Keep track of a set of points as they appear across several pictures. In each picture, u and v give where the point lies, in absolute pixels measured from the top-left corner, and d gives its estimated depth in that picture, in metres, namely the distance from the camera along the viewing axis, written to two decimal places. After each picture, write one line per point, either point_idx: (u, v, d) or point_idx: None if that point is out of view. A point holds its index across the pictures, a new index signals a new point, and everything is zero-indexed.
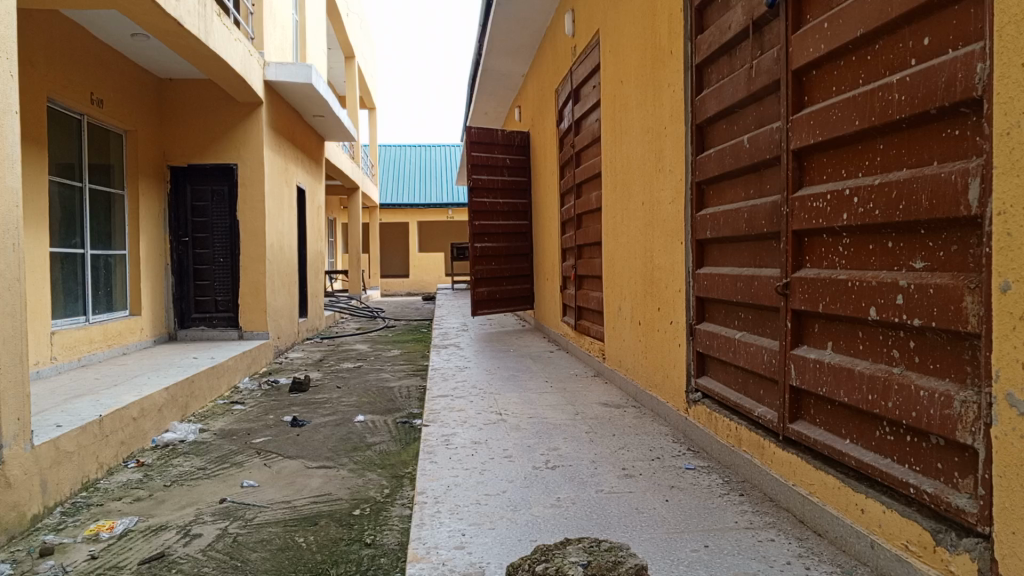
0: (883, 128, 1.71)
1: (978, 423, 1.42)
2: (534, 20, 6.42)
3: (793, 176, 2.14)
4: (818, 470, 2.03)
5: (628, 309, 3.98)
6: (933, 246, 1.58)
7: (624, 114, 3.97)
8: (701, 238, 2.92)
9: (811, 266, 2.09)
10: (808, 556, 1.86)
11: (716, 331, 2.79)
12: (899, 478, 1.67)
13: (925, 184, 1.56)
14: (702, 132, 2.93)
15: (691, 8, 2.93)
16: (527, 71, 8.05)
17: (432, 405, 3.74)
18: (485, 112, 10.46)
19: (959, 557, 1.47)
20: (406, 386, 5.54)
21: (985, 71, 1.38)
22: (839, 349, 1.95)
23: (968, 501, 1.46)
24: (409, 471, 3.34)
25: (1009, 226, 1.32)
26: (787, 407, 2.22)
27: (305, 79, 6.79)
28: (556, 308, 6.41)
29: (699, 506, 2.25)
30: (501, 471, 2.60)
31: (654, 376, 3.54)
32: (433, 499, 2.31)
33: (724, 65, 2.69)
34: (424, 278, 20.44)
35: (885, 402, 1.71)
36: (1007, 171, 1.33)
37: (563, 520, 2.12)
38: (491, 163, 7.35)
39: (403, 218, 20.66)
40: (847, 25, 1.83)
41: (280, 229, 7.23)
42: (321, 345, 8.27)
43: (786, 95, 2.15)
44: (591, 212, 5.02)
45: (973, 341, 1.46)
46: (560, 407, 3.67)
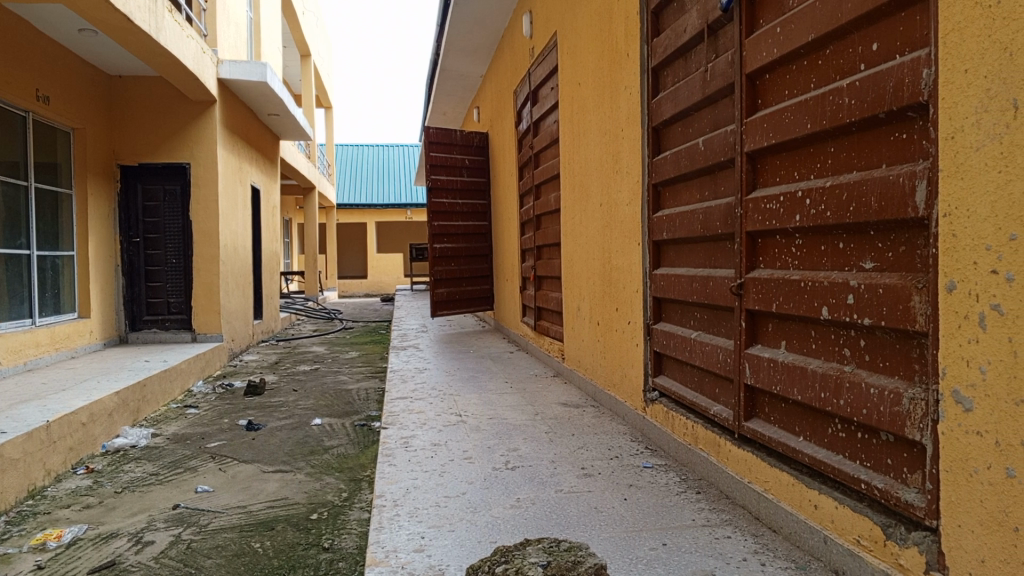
0: (834, 132, 1.75)
1: (926, 420, 1.46)
2: (492, 20, 6.42)
3: (747, 178, 2.18)
4: (773, 468, 2.07)
5: (587, 310, 4.00)
6: (882, 247, 1.61)
7: (582, 116, 3.99)
8: (657, 239, 2.96)
9: (765, 267, 2.12)
10: (763, 552, 1.89)
11: (672, 331, 2.82)
12: (850, 474, 1.71)
13: (874, 186, 1.59)
14: (658, 134, 2.96)
15: (648, 11, 2.96)
16: (485, 71, 8.04)
17: (390, 407, 3.72)
18: (443, 112, 10.42)
19: (909, 550, 1.50)
20: (364, 389, 5.49)
21: (931, 76, 1.42)
22: (793, 348, 1.98)
23: (916, 495, 1.50)
24: (368, 475, 3.31)
25: (955, 228, 1.36)
26: (742, 405, 2.25)
27: (260, 78, 6.69)
28: (515, 309, 6.41)
29: (657, 504, 2.27)
30: (460, 472, 2.59)
31: (612, 376, 3.57)
32: (392, 501, 2.29)
33: (680, 67, 2.72)
34: (383, 279, 20.29)
35: (837, 400, 1.75)
36: (951, 173, 1.37)
37: (523, 521, 2.12)
38: (450, 163, 7.33)
39: (361, 218, 20.47)
40: (798, 30, 1.87)
41: (234, 230, 7.10)
42: (277, 347, 8.15)
43: (740, 98, 2.18)
44: (550, 214, 5.03)
45: (921, 339, 1.50)
46: (519, 408, 3.67)
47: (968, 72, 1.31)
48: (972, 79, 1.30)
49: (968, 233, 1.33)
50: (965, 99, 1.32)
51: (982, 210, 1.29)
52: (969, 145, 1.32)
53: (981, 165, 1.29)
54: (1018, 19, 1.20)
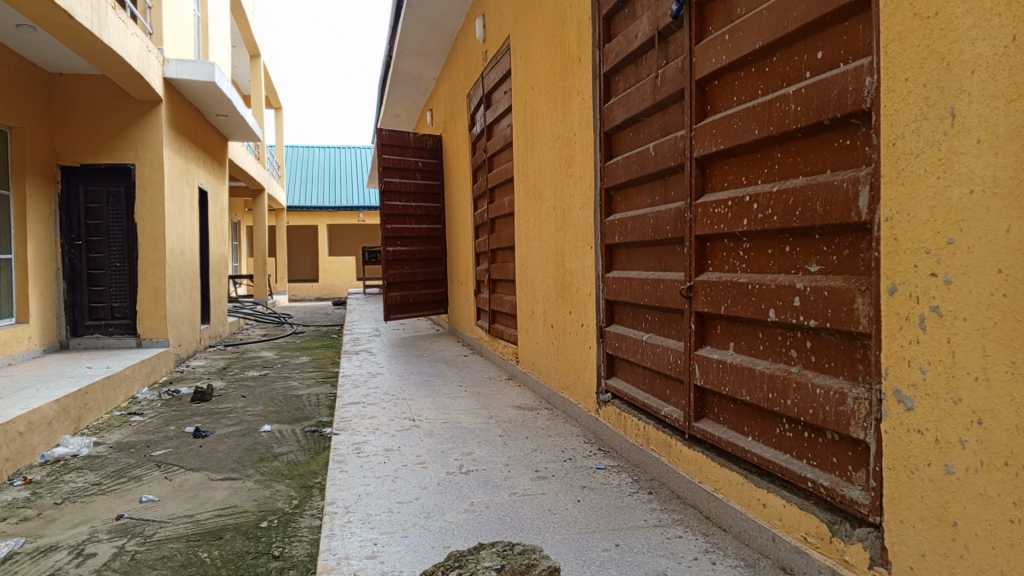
0: (781, 137, 1.79)
1: (869, 418, 1.49)
2: (445, 23, 6.41)
3: (696, 182, 2.21)
4: (723, 467, 2.10)
5: (541, 313, 4.01)
6: (827, 250, 1.65)
7: (534, 120, 4.00)
8: (609, 242, 2.98)
9: (713, 270, 2.15)
10: (713, 551, 1.92)
11: (625, 333, 2.85)
12: (798, 473, 1.74)
13: (820, 191, 1.63)
14: (610, 139, 2.98)
15: (599, 17, 2.99)
16: (439, 73, 8.02)
17: (342, 412, 3.68)
18: (396, 114, 10.36)
19: (854, 546, 1.54)
20: (316, 394, 5.42)
21: (874, 84, 1.46)
22: (741, 350, 2.02)
23: (860, 492, 1.54)
24: (319, 481, 3.26)
25: (896, 232, 1.40)
26: (692, 406, 2.28)
27: (208, 78, 6.56)
28: (469, 312, 6.41)
29: (609, 505, 2.28)
30: (413, 478, 2.57)
31: (566, 379, 3.58)
32: (343, 508, 2.26)
33: (631, 73, 2.75)
34: (334, 283, 20.09)
35: (784, 400, 1.79)
36: (892, 179, 1.40)
37: (476, 525, 2.11)
38: (403, 166, 7.29)
39: (312, 221, 20.24)
40: (746, 38, 1.90)
41: (180, 232, 6.94)
42: (225, 352, 7.99)
43: (689, 104, 2.22)
44: (504, 217, 5.03)
45: (864, 340, 1.54)
46: (473, 412, 3.66)
47: (908, 81, 1.35)
48: (912, 87, 1.34)
49: (909, 237, 1.36)
50: (905, 106, 1.36)
51: (922, 215, 1.33)
52: (909, 152, 1.36)
53: (921, 171, 1.33)
54: (956, 29, 1.24)
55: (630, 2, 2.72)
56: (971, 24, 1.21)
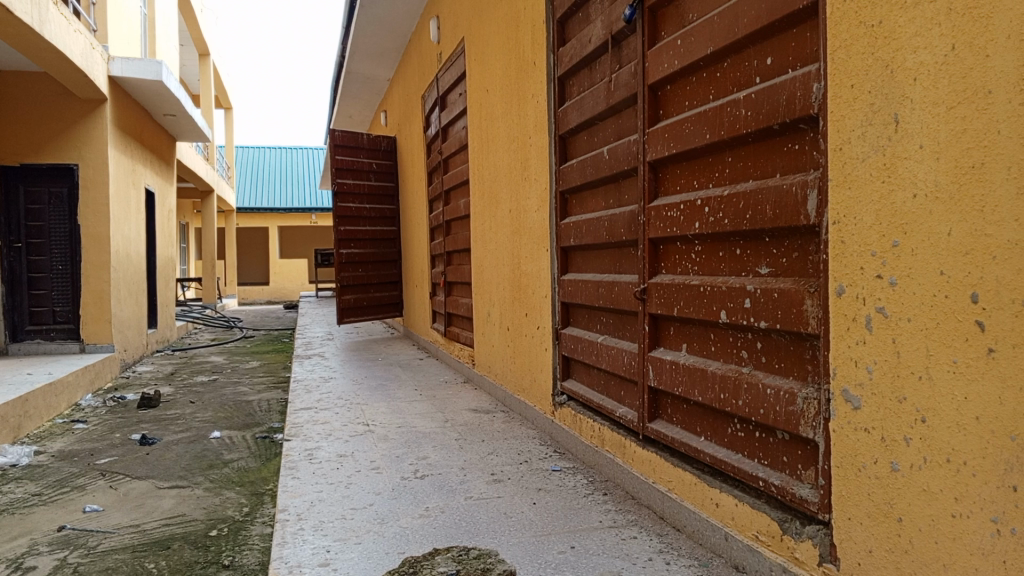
0: (731, 142, 1.82)
1: (818, 418, 1.52)
2: (399, 24, 6.37)
3: (649, 186, 2.23)
4: (676, 468, 2.12)
5: (497, 315, 4.00)
6: (776, 253, 1.68)
7: (489, 122, 4.00)
8: (565, 245, 2.99)
9: (666, 272, 2.17)
10: (668, 551, 1.93)
11: (580, 335, 2.86)
12: (749, 472, 1.77)
13: (769, 195, 1.66)
14: (565, 142, 3.00)
15: (554, 21, 3.00)
16: (392, 75, 7.97)
17: (294, 418, 3.62)
18: (350, 115, 10.25)
19: (804, 543, 1.57)
20: (267, 400, 5.32)
21: (821, 90, 1.49)
22: (693, 351, 2.04)
23: (810, 491, 1.57)
24: (270, 488, 3.21)
25: (843, 235, 1.43)
26: (646, 407, 2.30)
27: (155, 77, 6.41)
28: (425, 314, 6.37)
29: (565, 507, 2.29)
30: (367, 484, 2.54)
31: (522, 382, 3.58)
32: (296, 516, 2.22)
33: (585, 77, 2.76)
34: (286, 286, 19.79)
35: (735, 400, 1.81)
36: (839, 183, 1.43)
37: (431, 530, 2.09)
38: (356, 167, 7.22)
39: (262, 223, 19.94)
40: (697, 43, 1.93)
41: (126, 234, 6.75)
42: (173, 357, 7.80)
43: (643, 108, 2.24)
44: (460, 219, 5.01)
45: (813, 341, 1.57)
46: (428, 416, 3.64)
47: (854, 87, 1.38)
48: (858, 94, 1.37)
49: (855, 240, 1.39)
50: (852, 112, 1.39)
51: (868, 218, 1.36)
52: (855, 157, 1.39)
53: (866, 175, 1.36)
54: (899, 37, 1.27)
55: (584, 7, 2.74)
56: (913, 33, 1.24)
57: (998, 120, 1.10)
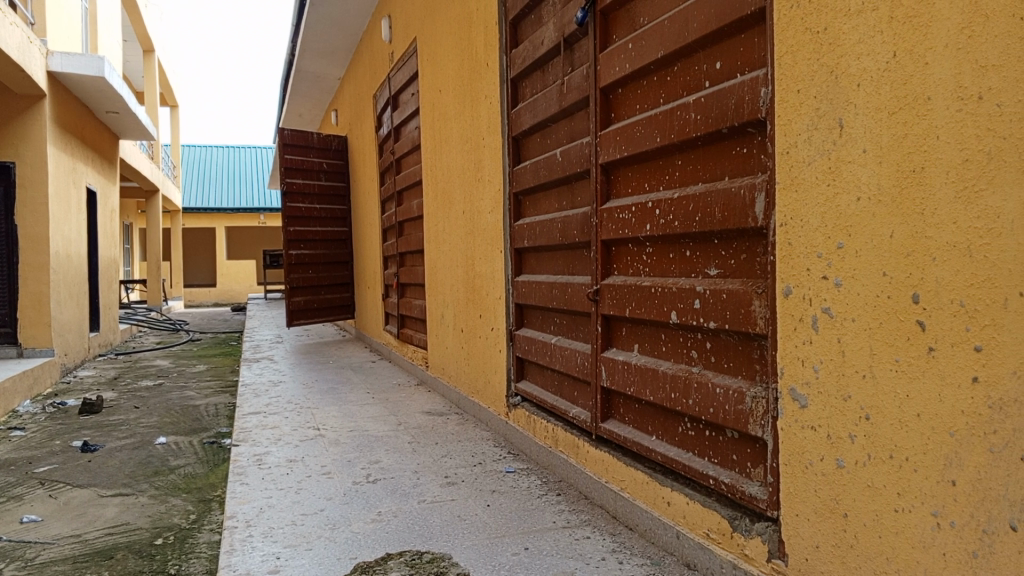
0: (681, 146, 1.84)
1: (766, 416, 1.55)
2: (350, 22, 6.31)
3: (602, 188, 2.24)
4: (628, 467, 2.14)
5: (450, 317, 3.99)
6: (725, 254, 1.71)
7: (442, 123, 3.99)
8: (519, 247, 2.99)
9: (618, 274, 2.19)
10: (621, 550, 1.95)
11: (533, 337, 2.86)
12: (700, 470, 1.79)
13: (718, 198, 1.68)
14: (518, 144, 3.00)
15: (506, 22, 3.00)
16: (343, 74, 7.89)
17: (242, 422, 3.54)
18: (300, 113, 10.12)
19: (753, 540, 1.59)
20: (215, 404, 5.20)
21: (769, 94, 1.52)
22: (645, 351, 2.06)
23: (759, 488, 1.59)
24: (218, 495, 3.14)
25: (790, 237, 1.45)
26: (599, 407, 2.31)
27: (97, 73, 6.23)
28: (377, 316, 6.31)
29: (519, 509, 2.29)
30: (318, 489, 2.50)
31: (476, 384, 3.57)
32: (244, 522, 2.17)
33: (538, 79, 2.77)
34: (233, 288, 19.38)
35: (686, 399, 1.83)
36: (786, 186, 1.46)
37: (384, 535, 2.07)
38: (305, 167, 7.13)
39: (209, 223, 19.51)
40: (649, 47, 1.95)
41: (66, 235, 6.54)
42: (116, 361, 7.58)
43: (595, 111, 2.25)
44: (412, 220, 4.98)
45: (760, 341, 1.59)
46: (380, 419, 3.60)
47: (801, 91, 1.41)
48: (804, 98, 1.40)
49: (801, 242, 1.42)
50: (798, 116, 1.42)
51: (814, 221, 1.39)
52: (802, 161, 1.41)
53: (812, 178, 1.39)
54: (843, 44, 1.30)
55: (536, 9, 2.75)
56: (856, 40, 1.27)
57: (937, 126, 1.13)
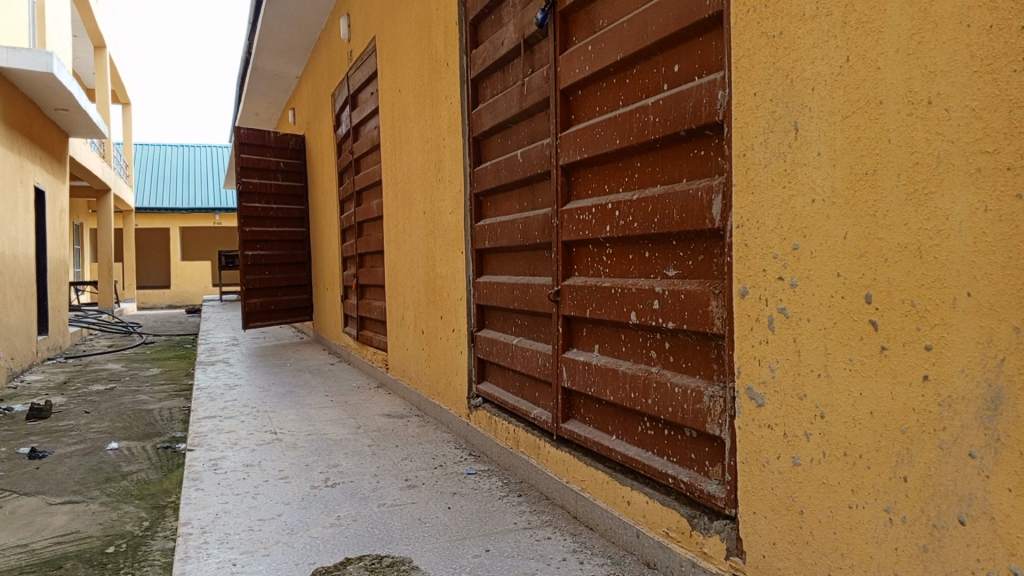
0: (640, 147, 1.85)
1: (724, 415, 1.57)
2: (308, 21, 6.24)
3: (562, 189, 2.25)
4: (589, 467, 2.15)
5: (411, 318, 3.96)
6: (683, 256, 1.72)
7: (402, 123, 3.96)
8: (480, 247, 2.99)
9: (579, 274, 2.20)
10: (581, 550, 1.95)
11: (495, 337, 2.86)
12: (659, 469, 1.80)
13: (676, 199, 1.69)
14: (479, 145, 2.99)
15: (466, 23, 2.99)
16: (301, 73, 7.79)
17: (197, 427, 3.47)
18: (256, 112, 9.97)
19: (712, 538, 1.61)
20: (169, 409, 5.09)
21: (726, 97, 1.54)
22: (605, 351, 2.07)
23: (717, 487, 1.61)
24: (172, 501, 3.07)
25: (747, 238, 1.47)
26: (559, 407, 2.32)
27: (45, 68, 6.06)
28: (336, 318, 6.25)
29: (479, 510, 2.28)
30: (275, 493, 2.46)
31: (437, 385, 3.55)
32: (199, 529, 2.13)
33: (498, 80, 2.77)
34: (188, 289, 18.99)
35: (645, 399, 1.84)
36: (742, 188, 1.48)
37: (343, 539, 2.05)
38: (262, 166, 7.02)
39: (163, 224, 19.11)
40: (608, 49, 1.96)
41: (12, 235, 6.34)
42: (66, 365, 7.37)
43: (555, 112, 2.26)
44: (372, 221, 4.93)
45: (718, 341, 1.61)
46: (339, 422, 3.56)
47: (756, 95, 1.43)
48: (760, 102, 1.42)
49: (757, 243, 1.44)
50: (755, 119, 1.44)
51: (769, 222, 1.41)
52: (758, 163, 1.43)
53: (768, 180, 1.41)
54: (798, 48, 1.32)
55: (496, 10, 2.75)
56: (811, 44, 1.29)
57: (888, 130, 1.15)
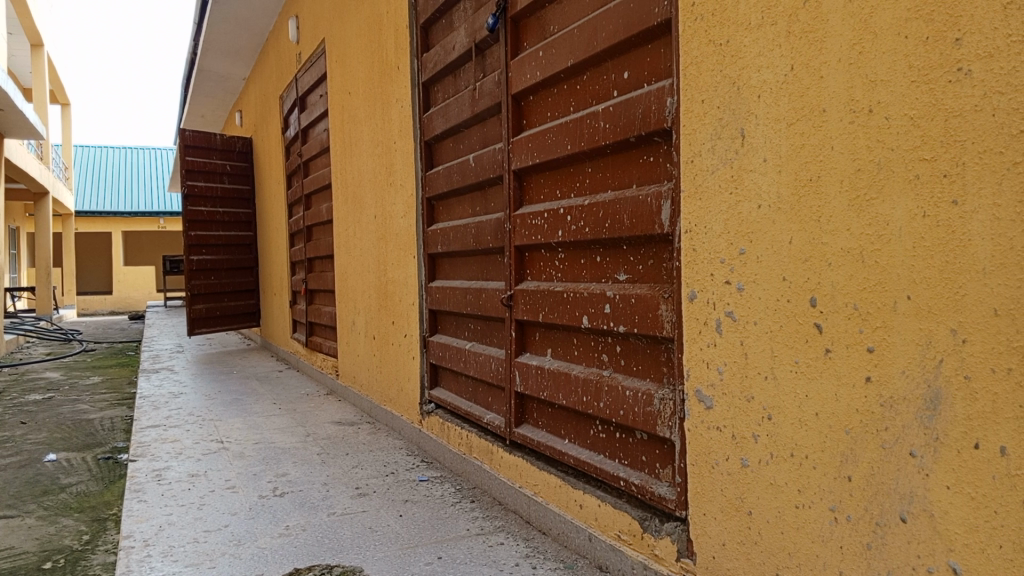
0: (591, 153, 1.86)
1: (674, 417, 1.58)
2: (256, 21, 6.14)
3: (514, 195, 2.25)
4: (542, 471, 2.15)
5: (361, 324, 3.92)
6: (633, 260, 1.74)
7: (352, 125, 3.92)
8: (432, 252, 2.97)
9: (532, 279, 2.20)
10: (534, 555, 1.95)
11: (447, 343, 2.84)
12: (611, 472, 1.81)
13: (626, 204, 1.71)
14: (430, 149, 2.98)
15: (417, 26, 2.98)
16: (248, 74, 7.66)
17: (139, 436, 3.38)
18: (201, 113, 9.76)
19: (663, 540, 1.62)
20: (110, 418, 4.94)
21: (674, 104, 1.56)
22: (558, 355, 2.08)
23: (668, 489, 1.63)
24: (114, 513, 2.98)
25: (695, 243, 1.49)
26: (512, 412, 2.32)
27: None
28: (284, 323, 6.15)
29: (431, 518, 2.26)
30: (222, 504, 2.40)
31: (388, 391, 3.52)
32: (142, 542, 2.06)
33: (449, 84, 2.76)
34: (131, 295, 18.46)
35: (597, 402, 1.85)
36: (691, 194, 1.50)
37: (292, 549, 2.01)
38: (207, 169, 6.88)
39: (104, 228, 18.56)
40: (558, 55, 1.96)
41: None
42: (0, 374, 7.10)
43: (506, 117, 2.26)
44: (322, 225, 4.86)
45: (667, 344, 1.62)
46: (288, 430, 3.50)
47: (704, 102, 1.45)
48: (707, 109, 1.44)
49: (704, 248, 1.46)
50: (702, 126, 1.46)
51: (716, 227, 1.43)
52: (705, 169, 1.45)
53: (715, 186, 1.43)
54: (744, 56, 1.34)
55: (447, 14, 2.74)
56: (756, 53, 1.32)
57: (831, 137, 1.18)
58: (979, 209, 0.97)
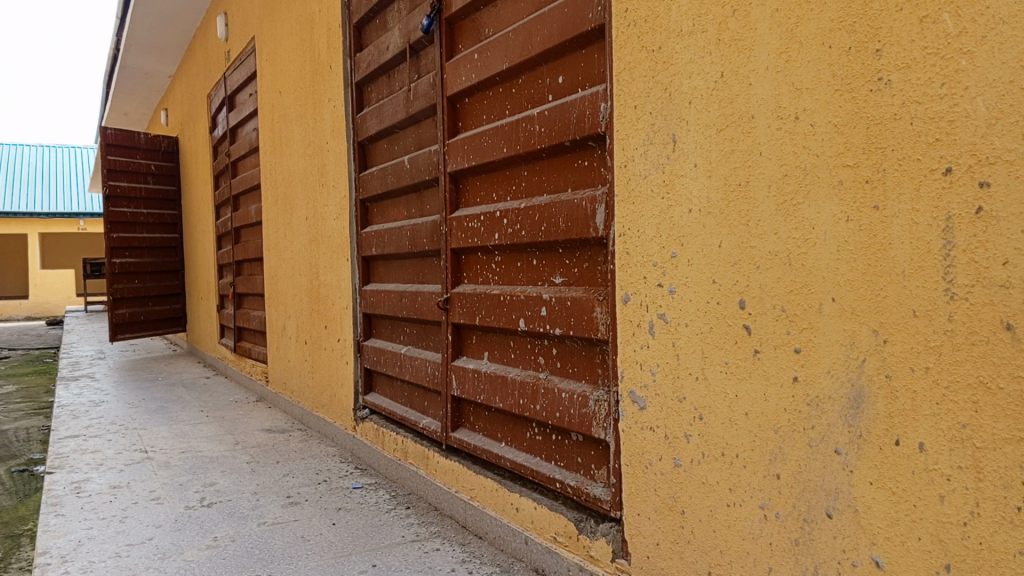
0: (527, 157, 1.87)
1: (608, 419, 1.60)
2: (183, 17, 5.96)
3: (450, 197, 2.24)
4: (478, 475, 2.14)
5: (293, 328, 3.84)
6: (569, 263, 1.75)
7: (283, 125, 3.84)
8: (366, 255, 2.93)
9: (468, 282, 2.19)
10: (470, 560, 1.94)
11: (382, 346, 2.81)
12: (546, 475, 1.81)
13: (562, 208, 1.72)
14: (364, 150, 2.94)
15: (350, 26, 2.94)
16: (174, 72, 7.44)
17: (57, 447, 3.23)
18: (125, 112, 9.44)
19: (598, 541, 1.63)
20: (25, 429, 4.71)
21: (608, 110, 1.57)
22: (495, 358, 2.07)
23: (603, 489, 1.64)
24: (29, 529, 2.84)
25: (628, 246, 1.50)
26: (449, 417, 2.30)
27: None
28: (211, 328, 5.98)
29: (366, 525, 2.23)
30: (145, 516, 2.31)
31: (321, 397, 3.45)
32: (59, 558, 1.97)
33: (383, 85, 2.73)
34: (49, 300, 17.61)
35: (533, 405, 1.85)
36: (624, 199, 1.51)
37: (221, 561, 1.95)
38: (131, 168, 6.64)
39: (19, 229, 17.69)
40: (493, 58, 1.96)
41: None
42: None
43: (441, 120, 2.25)
44: (251, 227, 4.75)
45: (602, 346, 1.64)
46: (216, 438, 3.40)
47: (637, 108, 1.47)
48: (640, 114, 1.46)
49: (638, 251, 1.48)
50: (635, 131, 1.47)
51: (649, 230, 1.45)
52: (637, 174, 1.47)
53: (648, 191, 1.45)
54: (676, 63, 1.37)
55: (381, 14, 2.71)
56: (687, 60, 1.34)
57: (759, 143, 1.21)
58: (899, 213, 1.00)
